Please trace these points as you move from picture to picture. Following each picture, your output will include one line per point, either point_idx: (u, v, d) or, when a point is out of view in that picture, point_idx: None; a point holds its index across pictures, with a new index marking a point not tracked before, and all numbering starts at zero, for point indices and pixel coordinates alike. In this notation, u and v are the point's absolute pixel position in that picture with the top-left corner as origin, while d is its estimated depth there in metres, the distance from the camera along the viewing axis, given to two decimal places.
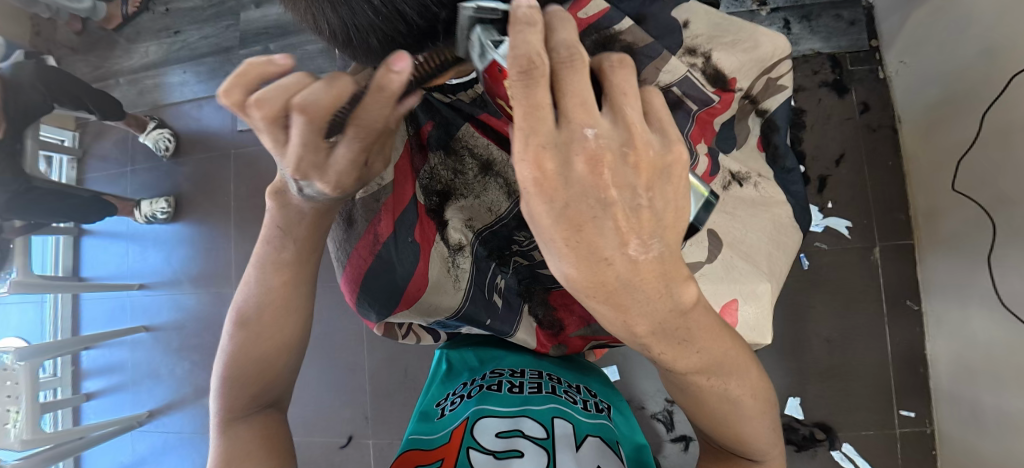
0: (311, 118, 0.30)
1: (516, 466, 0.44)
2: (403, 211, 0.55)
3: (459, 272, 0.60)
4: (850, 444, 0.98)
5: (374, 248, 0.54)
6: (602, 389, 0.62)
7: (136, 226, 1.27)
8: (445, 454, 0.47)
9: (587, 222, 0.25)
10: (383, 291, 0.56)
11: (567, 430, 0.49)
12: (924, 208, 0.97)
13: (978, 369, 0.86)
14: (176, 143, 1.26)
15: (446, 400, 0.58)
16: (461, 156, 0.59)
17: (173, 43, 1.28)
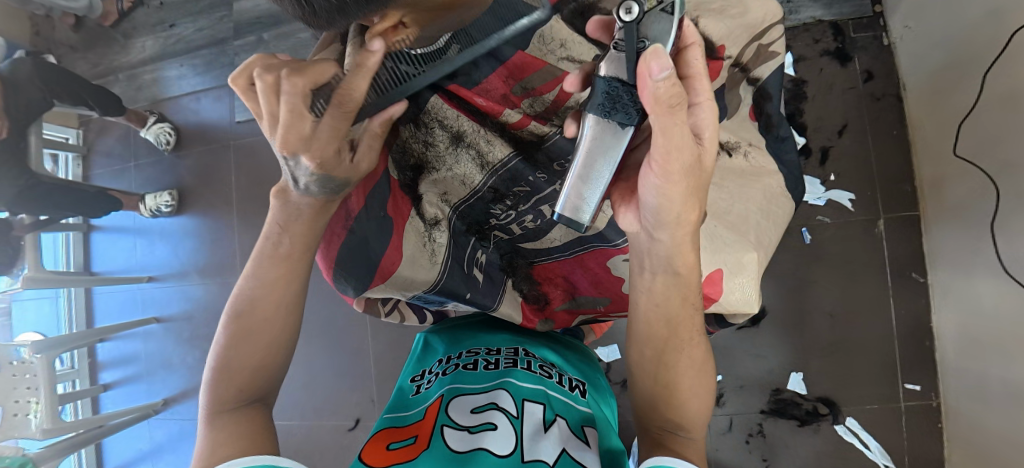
0: (294, 88, 0.37)
1: (489, 440, 0.46)
2: (374, 187, 0.55)
3: (436, 246, 0.61)
4: (854, 419, 0.98)
5: (347, 223, 0.54)
6: (577, 363, 0.63)
7: (142, 220, 1.29)
8: (420, 432, 0.48)
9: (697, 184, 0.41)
10: (359, 267, 0.56)
11: (537, 409, 0.50)
12: (929, 177, 0.94)
13: (984, 341, 0.84)
14: (177, 137, 1.28)
15: (422, 378, 0.60)
16: (431, 128, 0.56)
17: (168, 37, 1.28)
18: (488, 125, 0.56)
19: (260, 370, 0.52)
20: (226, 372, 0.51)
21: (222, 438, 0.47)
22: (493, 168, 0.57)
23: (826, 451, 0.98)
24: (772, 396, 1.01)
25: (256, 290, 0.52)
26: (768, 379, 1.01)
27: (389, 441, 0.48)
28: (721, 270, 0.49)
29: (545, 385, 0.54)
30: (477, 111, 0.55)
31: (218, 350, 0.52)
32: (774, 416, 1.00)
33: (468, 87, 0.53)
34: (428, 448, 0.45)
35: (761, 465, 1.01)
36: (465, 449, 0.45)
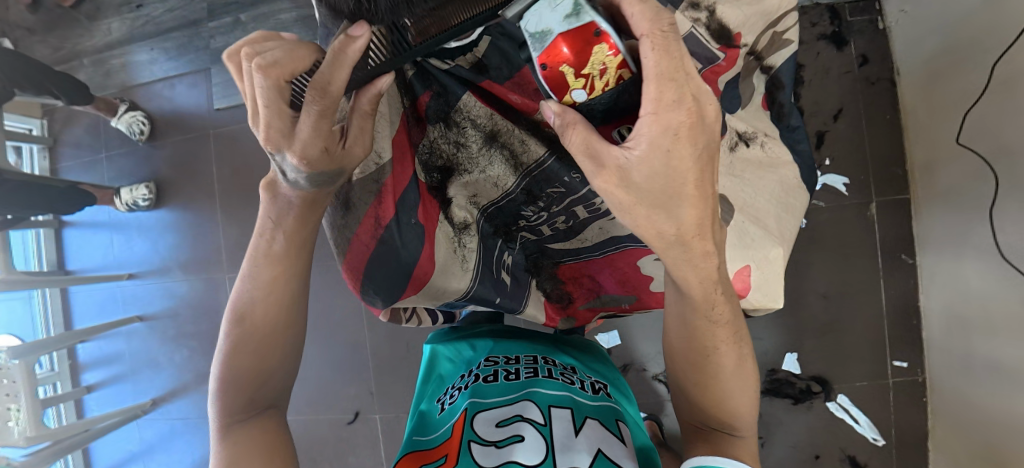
0: (266, 80, 0.34)
1: (517, 454, 0.45)
2: (404, 191, 0.51)
3: (467, 252, 0.58)
4: (845, 395, 1.01)
5: (377, 232, 0.51)
6: (598, 365, 0.64)
7: (118, 215, 1.23)
8: (448, 451, 0.48)
9: (684, 190, 0.38)
10: (389, 277, 0.53)
11: (564, 415, 0.50)
12: (921, 161, 0.96)
13: (972, 319, 0.87)
14: (151, 126, 1.21)
15: (445, 396, 0.59)
16: (463, 128, 0.54)
17: (137, 18, 1.20)
18: (520, 122, 0.54)
19: (263, 373, 0.50)
20: (235, 380, 0.49)
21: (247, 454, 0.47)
22: (527, 168, 0.56)
23: (818, 428, 1.02)
24: (768, 376, 1.03)
25: (255, 291, 0.49)
26: (764, 360, 1.04)
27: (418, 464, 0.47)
28: (748, 266, 0.49)
29: (568, 390, 0.54)
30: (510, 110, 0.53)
31: (220, 358, 0.49)
32: (770, 395, 1.03)
33: (500, 83, 0.51)
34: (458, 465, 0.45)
35: (757, 442, 1.04)
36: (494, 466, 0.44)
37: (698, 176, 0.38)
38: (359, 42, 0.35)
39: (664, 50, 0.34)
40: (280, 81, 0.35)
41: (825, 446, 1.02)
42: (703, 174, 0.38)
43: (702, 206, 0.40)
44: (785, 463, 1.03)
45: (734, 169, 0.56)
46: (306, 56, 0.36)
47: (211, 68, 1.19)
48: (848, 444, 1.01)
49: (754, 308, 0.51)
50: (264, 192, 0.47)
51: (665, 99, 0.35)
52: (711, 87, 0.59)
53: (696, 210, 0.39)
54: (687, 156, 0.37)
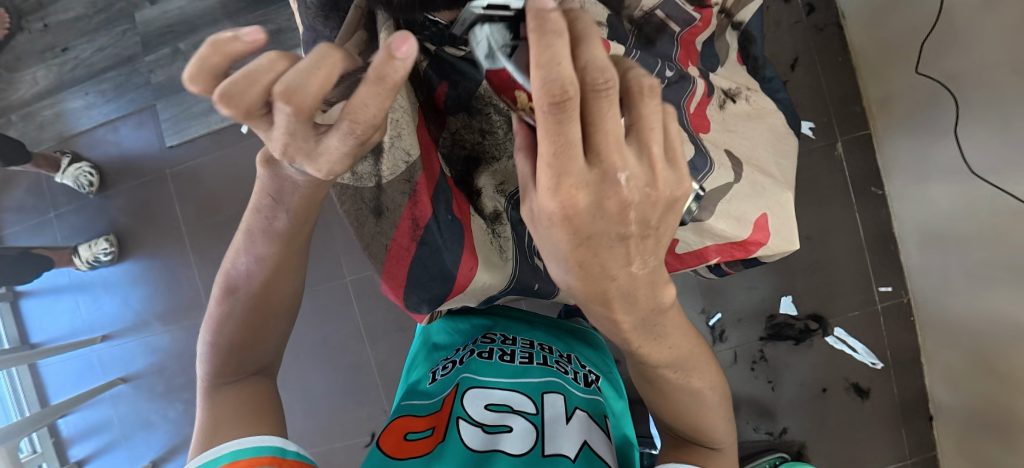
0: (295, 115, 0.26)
1: (504, 440, 0.50)
2: (437, 186, 0.50)
3: (502, 241, 0.57)
4: (841, 328, 1.06)
5: (416, 232, 0.50)
6: (586, 353, 0.71)
7: (80, 275, 1.14)
8: (437, 423, 0.53)
9: (594, 263, 0.29)
10: (426, 281, 0.52)
11: (557, 402, 0.54)
12: (876, 96, 1.02)
13: (944, 236, 0.93)
14: (100, 175, 1.13)
15: (439, 365, 0.65)
16: (486, 114, 0.51)
17: (64, 63, 1.14)
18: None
19: (252, 343, 0.50)
20: (225, 351, 0.49)
21: (230, 416, 0.45)
22: None
23: (821, 363, 1.07)
24: (767, 322, 1.07)
25: (252, 268, 0.47)
26: (762, 308, 1.07)
27: (407, 431, 0.52)
28: (765, 214, 0.51)
29: (559, 379, 0.58)
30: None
31: (212, 326, 0.50)
32: (773, 340, 1.07)
33: None
34: (445, 444, 0.49)
35: (769, 387, 1.08)
36: (478, 446, 0.49)
37: (588, 261, 0.29)
38: (405, 67, 0.25)
39: (546, 128, 0.24)
40: (309, 111, 0.26)
41: (829, 378, 1.06)
42: (605, 264, 0.29)
43: (608, 288, 0.31)
44: (796, 402, 1.07)
45: (727, 124, 0.58)
46: (336, 72, 0.26)
47: (157, 104, 1.13)
48: (850, 373, 1.06)
49: (773, 254, 0.54)
50: (261, 166, 0.39)
51: (565, 176, 0.25)
52: (690, 50, 0.60)
53: (594, 287, 0.31)
54: (569, 242, 0.28)
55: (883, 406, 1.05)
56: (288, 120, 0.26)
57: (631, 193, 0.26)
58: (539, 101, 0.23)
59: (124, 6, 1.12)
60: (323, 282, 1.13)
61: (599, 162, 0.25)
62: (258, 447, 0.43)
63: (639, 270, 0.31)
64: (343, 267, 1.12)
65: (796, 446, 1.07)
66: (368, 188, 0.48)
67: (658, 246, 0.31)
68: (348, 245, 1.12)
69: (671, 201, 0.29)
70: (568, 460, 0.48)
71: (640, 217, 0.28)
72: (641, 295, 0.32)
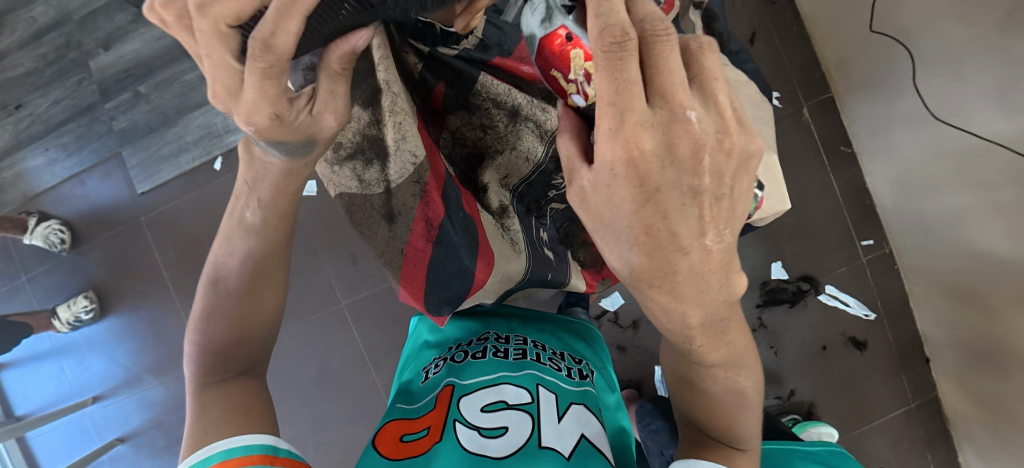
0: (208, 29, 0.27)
1: (498, 439, 0.49)
2: (446, 185, 0.50)
3: (513, 234, 0.57)
4: (831, 285, 1.10)
5: (432, 232, 0.50)
6: (582, 346, 0.72)
7: (61, 338, 1.10)
8: (433, 423, 0.52)
9: (661, 221, 0.31)
10: (448, 286, 0.53)
11: (551, 398, 0.55)
12: (834, 59, 1.06)
13: (916, 184, 0.98)
14: (71, 232, 1.09)
15: (431, 365, 0.65)
16: (486, 109, 0.53)
17: (19, 121, 1.11)
18: (534, 92, 0.52)
19: (244, 355, 0.49)
20: (214, 351, 0.48)
21: (219, 418, 0.43)
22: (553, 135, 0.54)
23: (818, 321, 1.09)
24: (762, 289, 1.09)
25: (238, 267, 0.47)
26: (755, 276, 1.10)
27: (401, 434, 0.51)
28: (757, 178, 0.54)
29: (552, 376, 0.59)
30: (521, 80, 0.51)
31: (200, 321, 0.49)
32: (769, 306, 1.10)
33: (508, 58, 0.50)
34: (441, 445, 0.48)
35: (772, 353, 1.10)
36: (473, 444, 0.48)
37: (656, 226, 0.31)
38: None
39: (607, 67, 0.28)
40: (223, 25, 0.27)
41: (828, 336, 1.09)
42: (675, 231, 0.31)
43: (679, 266, 0.33)
44: (800, 364, 1.10)
45: None
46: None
47: (123, 151, 1.10)
48: (846, 327, 1.09)
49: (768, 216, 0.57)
50: (242, 153, 0.42)
51: (625, 116, 0.28)
52: None
53: (660, 266, 0.33)
54: (636, 199, 0.30)
55: (882, 355, 1.09)
56: (205, 40, 0.27)
57: (701, 133, 0.29)
58: (601, 42, 0.27)
59: (77, 55, 1.09)
60: (318, 310, 1.11)
61: (663, 104, 0.29)
62: (247, 445, 0.40)
63: (714, 242, 0.32)
64: (337, 293, 1.11)
65: (806, 406, 1.09)
66: (377, 194, 0.50)
67: (731, 214, 0.33)
68: (339, 269, 1.11)
69: (742, 159, 0.32)
70: (563, 458, 0.47)
71: (712, 170, 0.31)
72: (713, 278, 0.34)
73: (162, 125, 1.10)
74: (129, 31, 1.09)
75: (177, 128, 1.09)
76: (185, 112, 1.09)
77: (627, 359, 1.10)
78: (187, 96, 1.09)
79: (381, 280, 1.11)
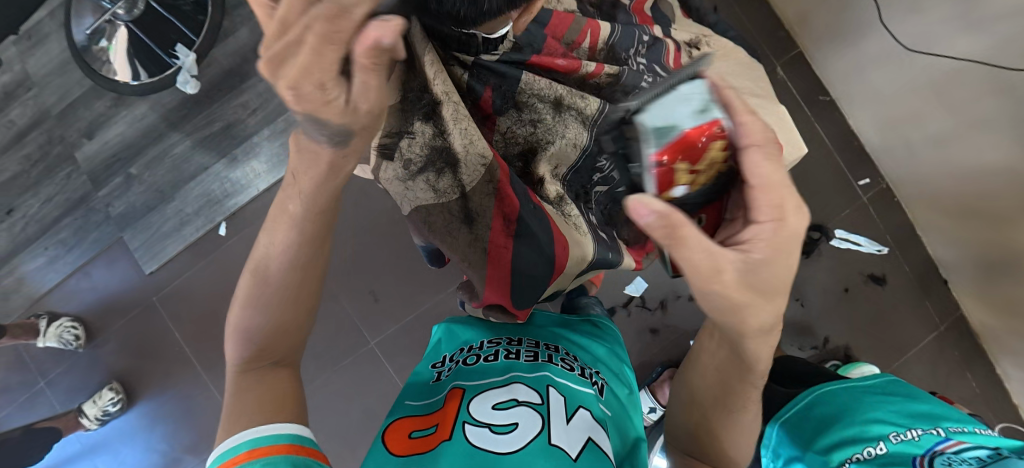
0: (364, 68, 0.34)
1: (507, 439, 0.44)
2: (512, 182, 0.57)
3: (575, 219, 0.62)
4: (840, 229, 1.13)
5: (510, 228, 0.57)
6: (611, 358, 0.63)
7: (90, 436, 1.06)
8: (441, 420, 0.47)
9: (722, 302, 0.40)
10: (527, 282, 0.59)
11: (560, 398, 0.49)
12: (795, 16, 1.11)
13: (898, 117, 1.02)
14: (83, 326, 1.06)
15: (443, 365, 0.58)
16: (531, 105, 0.59)
17: (12, 225, 1.08)
18: (568, 83, 0.60)
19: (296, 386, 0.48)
20: (254, 340, 0.47)
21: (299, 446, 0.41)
22: (594, 119, 0.60)
23: (836, 266, 1.12)
24: None
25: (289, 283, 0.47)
26: None
27: (411, 430, 0.46)
28: (774, 128, 0.58)
29: (563, 376, 0.53)
30: (557, 73, 0.59)
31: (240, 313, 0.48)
32: None
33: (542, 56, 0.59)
34: (448, 444, 0.43)
35: (799, 305, 1.12)
36: (478, 441, 0.43)
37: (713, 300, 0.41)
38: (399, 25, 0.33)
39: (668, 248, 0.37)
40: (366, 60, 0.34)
41: (848, 277, 1.12)
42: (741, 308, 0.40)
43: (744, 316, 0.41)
44: (828, 310, 1.12)
45: None
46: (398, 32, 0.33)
47: (123, 235, 1.09)
48: (863, 266, 1.12)
49: (792, 162, 0.60)
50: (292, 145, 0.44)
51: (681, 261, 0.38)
52: (644, 16, 0.66)
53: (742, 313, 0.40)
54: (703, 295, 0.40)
55: (902, 286, 1.12)
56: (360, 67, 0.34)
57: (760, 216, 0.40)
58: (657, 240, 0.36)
59: (61, 149, 1.08)
60: (351, 355, 1.10)
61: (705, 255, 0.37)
62: (276, 434, 0.40)
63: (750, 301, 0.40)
64: (365, 334, 1.10)
65: (842, 350, 1.11)
66: (453, 199, 0.57)
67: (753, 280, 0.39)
68: (363, 309, 1.10)
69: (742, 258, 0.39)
70: (569, 459, 0.42)
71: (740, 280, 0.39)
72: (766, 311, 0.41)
73: (160, 202, 1.09)
74: (111, 115, 1.09)
75: (176, 202, 1.09)
76: (182, 184, 1.09)
77: (662, 340, 1.10)
78: (180, 168, 1.09)
79: (406, 312, 1.10)
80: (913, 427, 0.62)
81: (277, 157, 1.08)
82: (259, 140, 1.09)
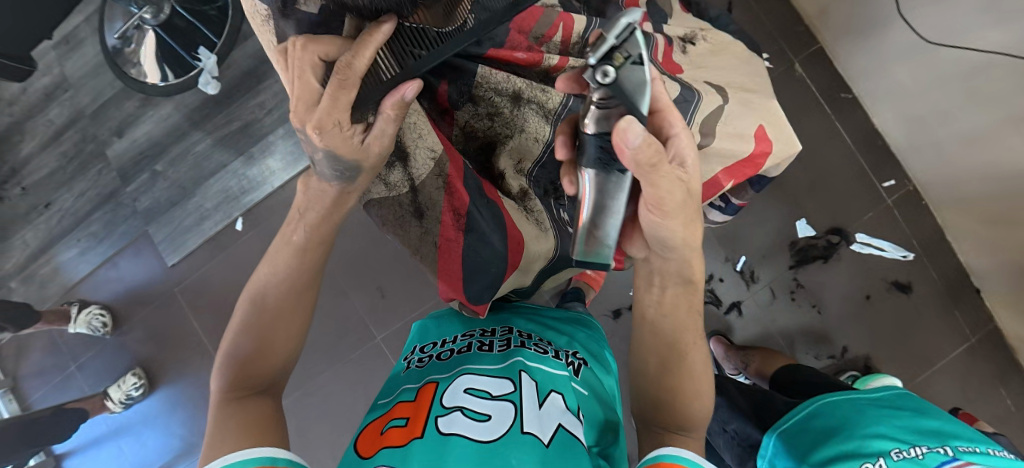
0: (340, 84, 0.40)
1: (481, 427, 0.43)
2: (466, 177, 0.54)
3: (537, 214, 0.62)
4: (861, 233, 1.07)
5: (460, 221, 0.56)
6: (586, 341, 0.66)
7: (116, 418, 1.13)
8: (412, 414, 0.46)
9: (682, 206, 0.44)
10: (483, 278, 0.57)
11: (531, 384, 0.49)
12: (814, 10, 1.07)
13: (925, 115, 0.96)
14: (111, 314, 1.13)
15: (415, 357, 0.60)
16: (489, 99, 0.54)
17: (50, 218, 1.16)
18: (530, 77, 0.54)
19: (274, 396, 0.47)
20: (239, 360, 0.46)
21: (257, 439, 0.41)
22: (557, 114, 0.55)
23: (856, 272, 1.07)
24: (792, 249, 1.08)
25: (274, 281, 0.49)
26: (782, 238, 1.08)
27: (383, 427, 0.45)
28: (762, 124, 0.59)
29: (536, 361, 0.53)
30: (517, 66, 0.53)
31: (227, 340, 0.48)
32: (802, 265, 1.07)
33: (502, 47, 0.52)
34: (419, 437, 0.42)
35: (815, 311, 1.07)
36: (450, 428, 0.42)
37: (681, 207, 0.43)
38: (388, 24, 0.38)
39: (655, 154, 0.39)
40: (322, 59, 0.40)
41: (870, 284, 1.07)
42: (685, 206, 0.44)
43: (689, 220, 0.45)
44: (846, 317, 1.07)
45: (696, 63, 0.63)
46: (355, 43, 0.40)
47: (148, 229, 1.15)
48: (886, 273, 1.06)
49: (782, 157, 0.61)
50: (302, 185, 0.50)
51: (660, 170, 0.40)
52: (637, 10, 0.63)
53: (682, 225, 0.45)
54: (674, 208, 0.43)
55: (929, 294, 1.05)
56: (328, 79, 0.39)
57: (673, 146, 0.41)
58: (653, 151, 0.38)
59: (94, 147, 1.15)
60: (358, 350, 1.12)
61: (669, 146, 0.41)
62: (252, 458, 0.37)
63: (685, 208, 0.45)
64: (372, 329, 1.12)
65: (862, 360, 1.05)
66: (403, 193, 0.57)
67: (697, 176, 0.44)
68: (370, 304, 1.12)
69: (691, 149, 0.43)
70: (541, 444, 0.41)
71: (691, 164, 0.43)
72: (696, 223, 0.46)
73: (182, 198, 1.14)
74: (139, 115, 1.15)
75: (197, 198, 1.14)
76: (202, 181, 1.14)
77: None
78: (201, 165, 1.14)
79: (412, 308, 1.12)
80: (918, 445, 0.58)
81: (291, 155, 1.12)
82: (275, 138, 1.12)
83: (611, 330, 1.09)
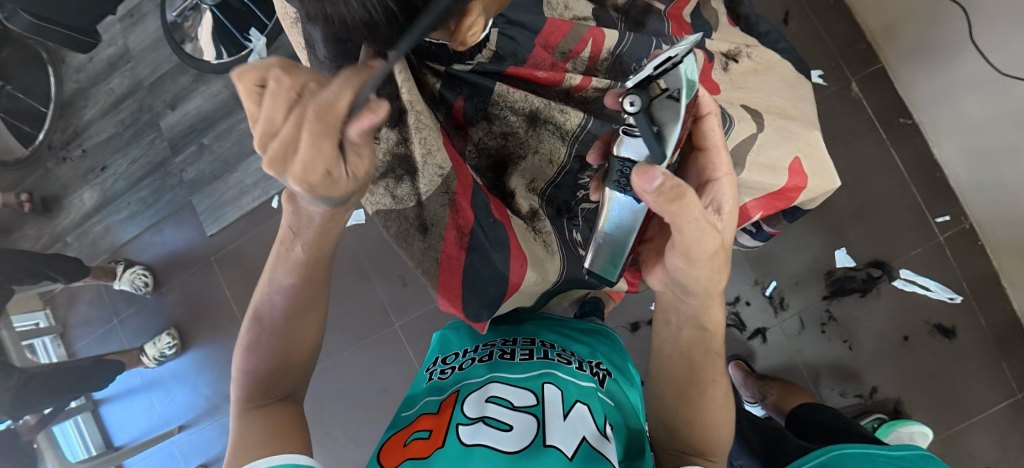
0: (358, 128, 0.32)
1: (502, 437, 0.43)
2: (473, 194, 0.55)
3: (545, 236, 0.61)
4: (906, 269, 1.01)
5: (464, 239, 0.56)
6: (608, 353, 0.65)
7: (150, 372, 1.20)
8: (435, 425, 0.46)
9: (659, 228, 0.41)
10: (483, 297, 0.58)
11: (556, 393, 0.49)
12: (879, 27, 1.00)
13: (992, 150, 0.89)
14: (152, 275, 1.20)
15: (438, 370, 0.60)
16: (504, 117, 0.55)
17: (104, 180, 1.24)
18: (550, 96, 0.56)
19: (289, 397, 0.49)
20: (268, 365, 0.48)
21: (255, 437, 0.42)
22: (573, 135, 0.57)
23: (896, 310, 1.00)
24: (827, 279, 1.02)
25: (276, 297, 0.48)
26: (817, 266, 1.03)
27: (406, 438, 0.46)
28: (798, 156, 0.57)
29: (561, 371, 0.53)
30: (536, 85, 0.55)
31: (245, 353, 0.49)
32: (837, 297, 1.02)
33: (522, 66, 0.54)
34: (441, 446, 0.42)
35: (846, 347, 1.02)
36: (473, 439, 0.43)
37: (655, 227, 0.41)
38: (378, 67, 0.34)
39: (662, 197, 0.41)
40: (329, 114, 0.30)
41: (909, 324, 1.00)
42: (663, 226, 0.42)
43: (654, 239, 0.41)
44: (879, 357, 1.01)
45: (736, 82, 0.60)
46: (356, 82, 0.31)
47: (191, 199, 1.21)
48: (929, 314, 1.00)
49: (816, 191, 0.58)
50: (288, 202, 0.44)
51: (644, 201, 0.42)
52: (681, 23, 0.63)
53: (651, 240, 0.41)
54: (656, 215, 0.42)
55: (976, 341, 0.98)
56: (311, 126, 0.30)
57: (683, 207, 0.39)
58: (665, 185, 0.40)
59: (149, 117, 1.22)
60: (375, 334, 1.15)
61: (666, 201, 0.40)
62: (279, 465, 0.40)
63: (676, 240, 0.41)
64: (391, 315, 1.14)
65: (891, 404, 0.99)
66: (410, 207, 0.56)
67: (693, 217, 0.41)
68: (391, 290, 1.15)
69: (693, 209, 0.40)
70: (564, 458, 0.41)
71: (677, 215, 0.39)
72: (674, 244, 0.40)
73: (223, 172, 1.19)
74: (192, 89, 1.20)
75: (237, 173, 1.18)
76: (243, 157, 1.18)
77: None
78: (243, 142, 1.18)
79: (431, 299, 1.13)
80: None
81: None
82: None
83: (627, 342, 1.07)
